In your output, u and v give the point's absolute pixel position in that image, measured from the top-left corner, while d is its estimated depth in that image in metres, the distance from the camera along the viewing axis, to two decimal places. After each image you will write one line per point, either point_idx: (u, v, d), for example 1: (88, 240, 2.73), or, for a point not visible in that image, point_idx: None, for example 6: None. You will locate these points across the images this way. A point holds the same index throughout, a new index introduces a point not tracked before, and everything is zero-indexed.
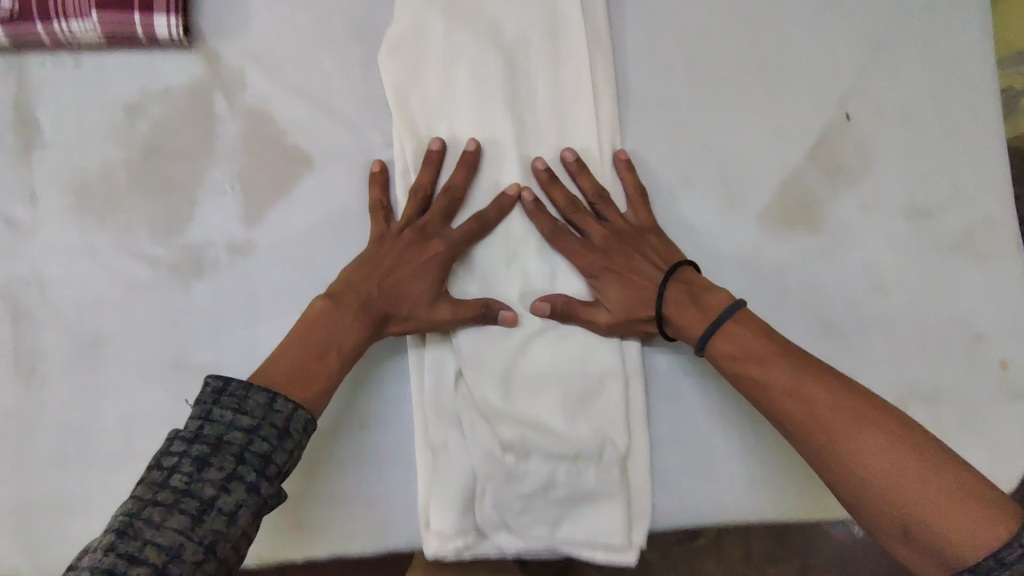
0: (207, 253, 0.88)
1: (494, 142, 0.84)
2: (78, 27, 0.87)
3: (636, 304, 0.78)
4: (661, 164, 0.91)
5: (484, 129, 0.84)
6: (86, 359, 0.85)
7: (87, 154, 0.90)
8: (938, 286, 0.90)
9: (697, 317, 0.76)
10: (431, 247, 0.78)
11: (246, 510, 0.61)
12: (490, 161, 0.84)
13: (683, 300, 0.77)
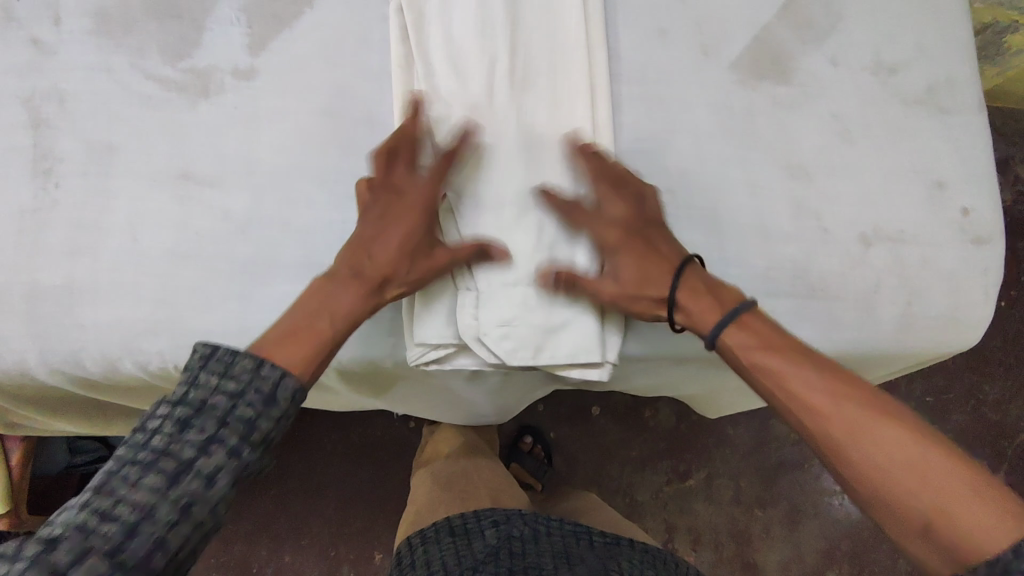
0: (164, 60, 0.61)
1: (480, 35, 0.62)
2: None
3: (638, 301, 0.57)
4: (730, 35, 0.67)
5: (464, 23, 0.62)
6: (39, 60, 0.61)
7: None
8: (908, 162, 0.67)
9: (702, 313, 0.56)
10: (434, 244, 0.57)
11: (223, 480, 0.44)
12: (457, 67, 0.62)
13: (691, 304, 0.57)
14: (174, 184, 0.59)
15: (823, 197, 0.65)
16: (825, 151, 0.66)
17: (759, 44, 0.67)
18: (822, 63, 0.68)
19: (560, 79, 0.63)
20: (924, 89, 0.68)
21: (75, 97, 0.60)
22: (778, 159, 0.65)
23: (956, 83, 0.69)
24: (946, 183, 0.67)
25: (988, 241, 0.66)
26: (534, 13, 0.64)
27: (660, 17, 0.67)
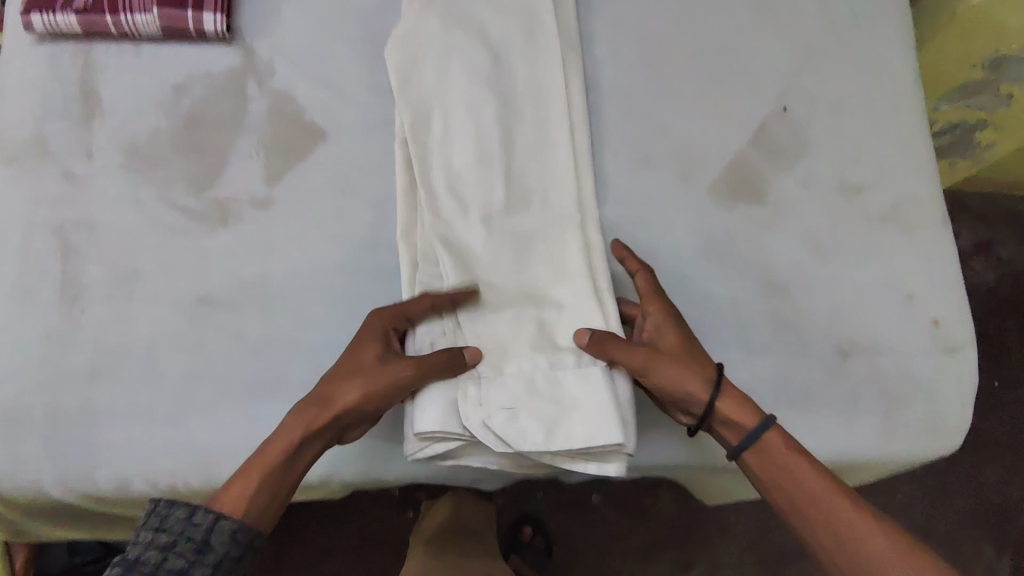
0: (187, 192, 0.66)
1: (477, 164, 0.68)
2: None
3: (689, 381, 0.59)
4: (706, 161, 0.73)
5: (462, 154, 0.68)
6: (70, 190, 0.66)
7: (137, 86, 0.70)
8: (880, 272, 0.72)
9: (746, 407, 0.60)
10: (383, 367, 0.58)
11: None
12: (457, 196, 0.67)
13: (732, 399, 0.60)
14: (192, 310, 0.63)
15: (802, 310, 0.69)
16: (800, 266, 0.71)
17: (734, 167, 0.73)
18: (794, 184, 0.73)
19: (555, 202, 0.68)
20: (892, 207, 0.74)
21: (105, 226, 0.65)
22: (757, 275, 0.70)
23: (920, 200, 0.74)
24: (916, 294, 0.71)
25: (958, 349, 0.70)
26: (526, 144, 0.70)
27: (642, 145, 0.74)
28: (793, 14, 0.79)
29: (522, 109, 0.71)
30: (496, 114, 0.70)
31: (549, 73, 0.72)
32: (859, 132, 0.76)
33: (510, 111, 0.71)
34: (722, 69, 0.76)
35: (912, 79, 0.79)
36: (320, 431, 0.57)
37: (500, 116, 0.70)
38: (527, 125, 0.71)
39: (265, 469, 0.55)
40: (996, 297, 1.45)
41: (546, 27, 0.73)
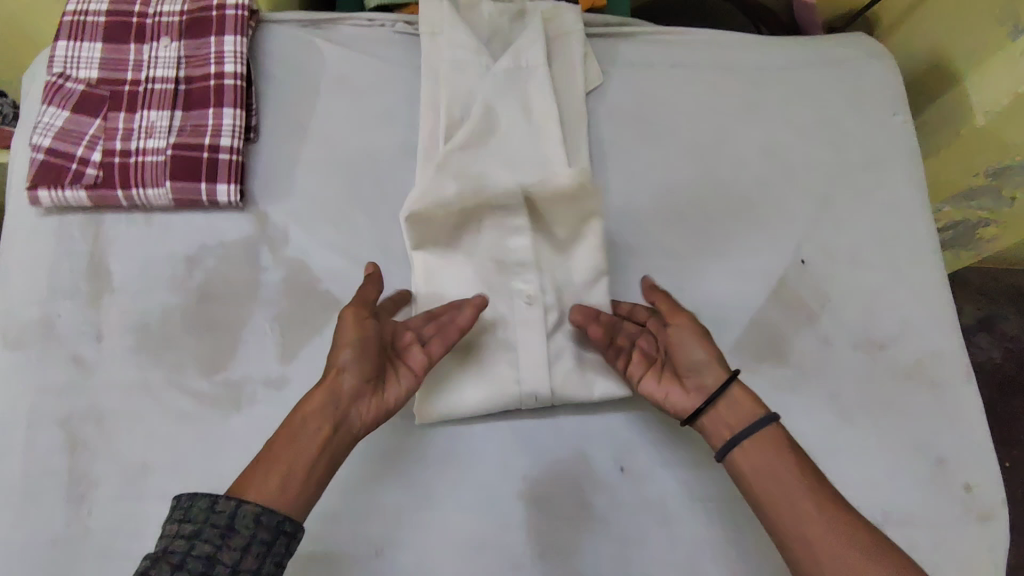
0: (200, 373, 0.65)
1: (501, 344, 0.67)
2: (162, 50, 0.71)
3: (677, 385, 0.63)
4: (728, 321, 0.72)
5: (484, 331, 0.67)
6: (79, 378, 0.64)
7: (147, 258, 0.68)
8: (904, 435, 0.70)
9: (733, 418, 0.60)
10: (382, 356, 0.60)
11: None
12: (487, 378, 0.66)
13: (721, 409, 0.61)
14: None
15: (831, 479, 0.68)
16: (827, 430, 0.70)
17: (756, 327, 0.72)
18: (816, 343, 0.72)
19: (585, 381, 0.67)
20: (914, 364, 0.73)
21: (114, 416, 0.63)
22: (784, 441, 0.69)
23: (943, 357, 0.73)
24: (944, 459, 0.70)
25: (992, 517, 0.68)
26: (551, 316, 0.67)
27: None
28: (807, 164, 0.79)
29: (544, 275, 0.69)
30: (518, 286, 0.68)
31: (569, 231, 0.69)
32: (879, 285, 0.75)
33: (531, 280, 0.68)
34: (739, 223, 0.76)
35: (930, 226, 0.79)
36: (323, 427, 0.55)
37: (522, 287, 0.68)
38: (550, 293, 0.68)
39: (283, 466, 0.53)
40: (1001, 375, 1.42)
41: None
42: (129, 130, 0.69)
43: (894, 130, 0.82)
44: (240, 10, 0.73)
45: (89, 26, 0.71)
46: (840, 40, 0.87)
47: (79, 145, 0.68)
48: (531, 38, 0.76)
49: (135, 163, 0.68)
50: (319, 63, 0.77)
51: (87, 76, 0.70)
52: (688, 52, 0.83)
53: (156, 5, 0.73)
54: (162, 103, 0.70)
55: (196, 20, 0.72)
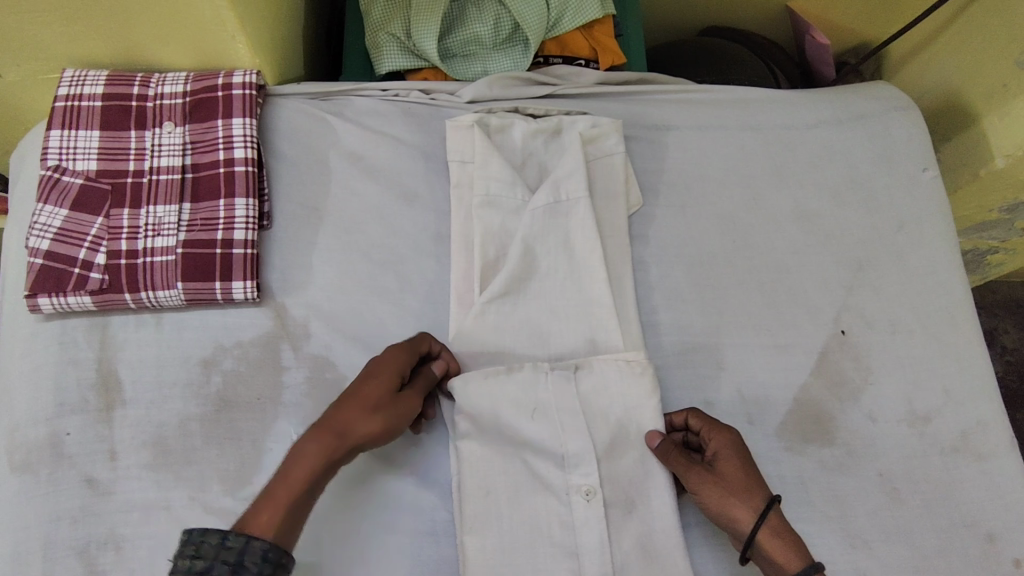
0: (224, 490, 0.60)
1: (562, 545, 0.60)
2: (166, 136, 0.67)
3: (736, 517, 0.59)
4: (771, 401, 0.70)
5: (541, 530, 0.61)
6: (93, 501, 0.59)
7: (159, 363, 0.64)
8: (956, 512, 0.68)
9: (793, 548, 0.58)
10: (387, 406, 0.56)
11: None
12: None
13: (774, 535, 0.58)
14: None
15: (886, 564, 0.66)
16: (877, 510, 0.68)
17: (800, 405, 0.70)
18: (861, 419, 0.71)
19: (636, 482, 0.63)
20: (960, 435, 0.71)
21: (132, 543, 0.58)
22: (836, 525, 0.67)
23: (988, 427, 0.72)
24: (998, 537, 0.68)
25: None
26: (615, 489, 0.62)
27: (705, 387, 0.70)
28: (839, 228, 0.78)
29: (606, 462, 0.62)
30: (578, 482, 0.61)
31: (630, 408, 0.64)
32: (920, 353, 0.74)
33: (593, 473, 0.61)
34: (775, 294, 0.74)
35: (965, 287, 0.78)
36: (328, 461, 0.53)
37: (583, 482, 0.61)
38: (613, 473, 0.62)
39: (288, 500, 0.51)
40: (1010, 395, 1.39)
41: (626, 363, 0.65)
42: (134, 226, 0.64)
43: (922, 188, 0.81)
44: (248, 90, 0.69)
45: (83, 113, 0.66)
46: (860, 94, 0.86)
47: (81, 246, 0.63)
48: (570, 169, 0.71)
49: (143, 263, 0.63)
50: (333, 142, 0.73)
51: (86, 168, 0.65)
52: (712, 113, 0.81)
53: (155, 86, 0.68)
54: (168, 195, 0.65)
55: (200, 103, 0.68)
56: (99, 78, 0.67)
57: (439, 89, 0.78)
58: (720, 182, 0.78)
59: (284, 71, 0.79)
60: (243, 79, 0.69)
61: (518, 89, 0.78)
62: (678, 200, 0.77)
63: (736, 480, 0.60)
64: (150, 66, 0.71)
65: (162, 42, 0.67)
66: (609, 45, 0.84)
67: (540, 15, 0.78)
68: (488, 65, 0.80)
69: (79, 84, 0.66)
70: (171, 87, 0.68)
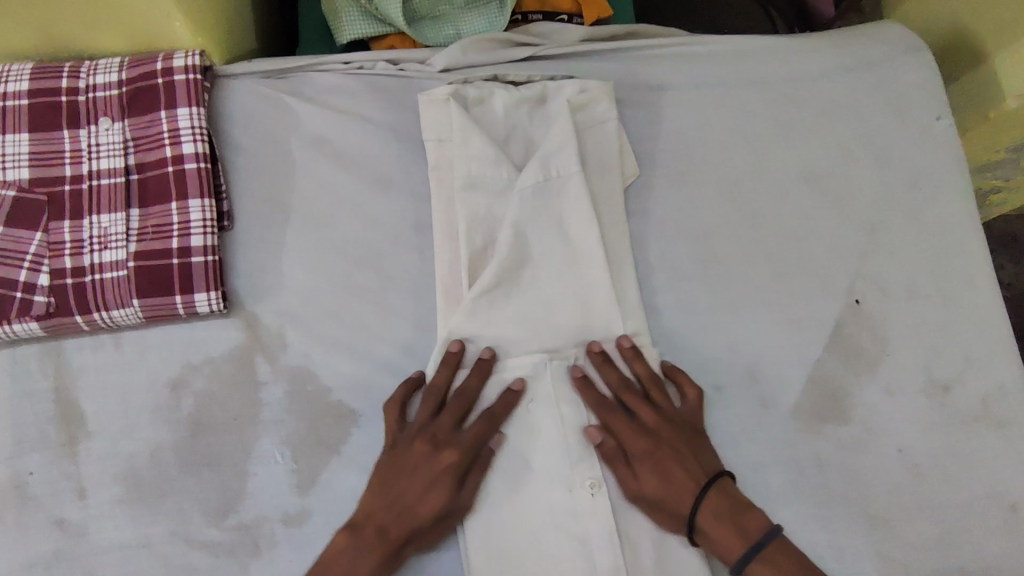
0: (207, 522, 0.56)
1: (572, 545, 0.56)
2: (104, 134, 0.59)
3: (675, 492, 0.55)
4: (784, 381, 0.66)
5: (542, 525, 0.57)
6: (67, 544, 0.55)
7: (123, 389, 0.58)
8: (980, 486, 0.65)
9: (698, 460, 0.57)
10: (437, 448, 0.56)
11: None
12: None
13: (718, 505, 0.55)
14: None
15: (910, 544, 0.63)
16: (898, 488, 0.65)
17: (814, 383, 0.66)
18: (878, 394, 0.67)
19: None
20: (982, 405, 0.68)
21: None
22: (856, 507, 0.64)
23: (1010, 394, 0.68)
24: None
25: None
26: (620, 486, 0.58)
27: (714, 372, 0.66)
28: (850, 188, 0.72)
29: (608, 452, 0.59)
30: (581, 473, 0.58)
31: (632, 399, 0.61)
32: (938, 321, 0.70)
33: (596, 465, 0.58)
34: (784, 266, 0.69)
35: (983, 245, 0.73)
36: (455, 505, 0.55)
37: (587, 474, 0.58)
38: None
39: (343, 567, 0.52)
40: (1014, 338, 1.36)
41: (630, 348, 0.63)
42: (79, 240, 0.57)
43: (936, 140, 0.75)
44: (192, 74, 0.61)
45: (8, 114, 0.58)
46: (866, 38, 0.79)
47: (21, 267, 0.56)
48: (561, 140, 0.64)
49: (92, 282, 0.57)
50: (294, 126, 0.66)
51: (17, 177, 0.58)
52: (709, 69, 0.74)
53: (87, 76, 0.60)
54: (113, 200, 0.58)
55: (139, 94, 0.60)
56: (21, 72, 0.59)
57: (408, 57, 0.70)
58: (721, 145, 0.72)
59: (234, 48, 0.71)
60: (185, 62, 0.61)
61: (496, 51, 0.70)
62: (677, 168, 0.70)
63: (685, 454, 0.58)
64: (79, 51, 0.62)
65: (88, 26, 0.59)
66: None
67: None
68: (461, 27, 0.72)
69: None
70: (104, 77, 0.60)
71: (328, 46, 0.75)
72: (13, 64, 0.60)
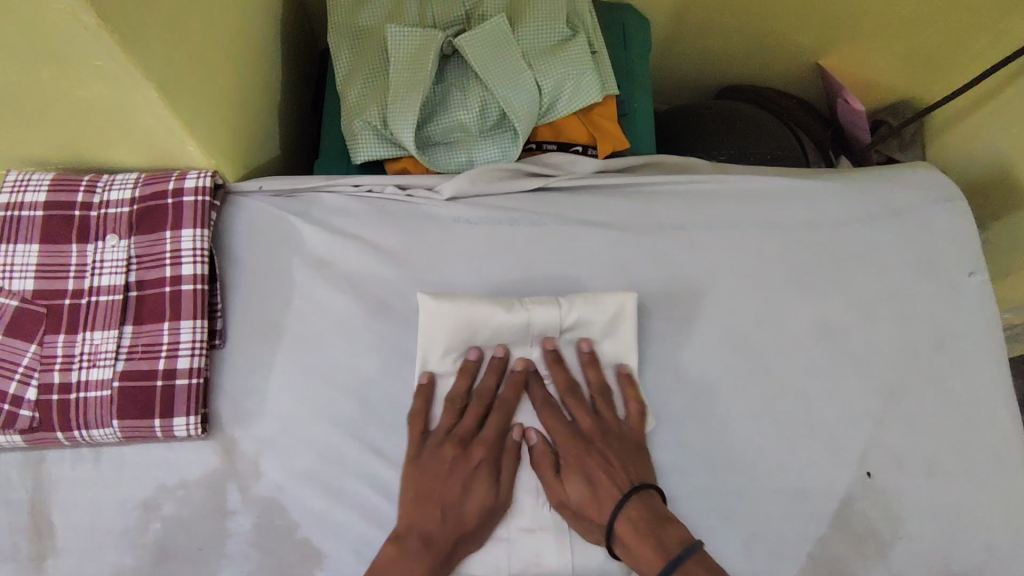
0: None
1: None
2: (110, 251, 0.61)
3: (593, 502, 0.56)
4: (781, 558, 0.62)
5: None
6: None
7: (94, 507, 0.58)
8: None
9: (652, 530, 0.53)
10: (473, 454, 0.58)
11: None
12: None
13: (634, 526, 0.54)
14: None
15: None
16: None
17: (815, 561, 0.62)
18: None
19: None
20: None
21: None
22: None
23: None
24: None
25: None
26: None
27: (706, 539, 0.62)
28: (868, 347, 0.68)
29: None
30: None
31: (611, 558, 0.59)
32: (961, 501, 0.64)
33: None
34: (790, 427, 0.65)
35: (1016, 419, 0.67)
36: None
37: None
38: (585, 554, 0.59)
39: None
40: None
41: None
42: (70, 353, 0.58)
43: (968, 299, 0.71)
44: (201, 195, 0.62)
45: (23, 226, 0.61)
46: (900, 182, 0.75)
47: (11, 378, 0.57)
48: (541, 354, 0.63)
49: (76, 399, 0.57)
50: (295, 251, 0.67)
51: (21, 288, 0.60)
52: (724, 209, 0.72)
53: (101, 192, 0.62)
54: (109, 317, 0.59)
55: (147, 213, 0.62)
56: (39, 187, 0.61)
57: (416, 182, 0.71)
58: (729, 291, 0.69)
59: (254, 160, 0.73)
60: (196, 183, 0.62)
61: (504, 182, 0.70)
62: (681, 314, 0.68)
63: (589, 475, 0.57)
64: (98, 161, 0.64)
65: (107, 143, 0.61)
66: (609, 126, 0.76)
67: (531, 102, 0.70)
68: (473, 154, 0.73)
69: (18, 193, 0.61)
70: (116, 195, 0.62)
71: (346, 162, 0.76)
72: (33, 176, 0.62)
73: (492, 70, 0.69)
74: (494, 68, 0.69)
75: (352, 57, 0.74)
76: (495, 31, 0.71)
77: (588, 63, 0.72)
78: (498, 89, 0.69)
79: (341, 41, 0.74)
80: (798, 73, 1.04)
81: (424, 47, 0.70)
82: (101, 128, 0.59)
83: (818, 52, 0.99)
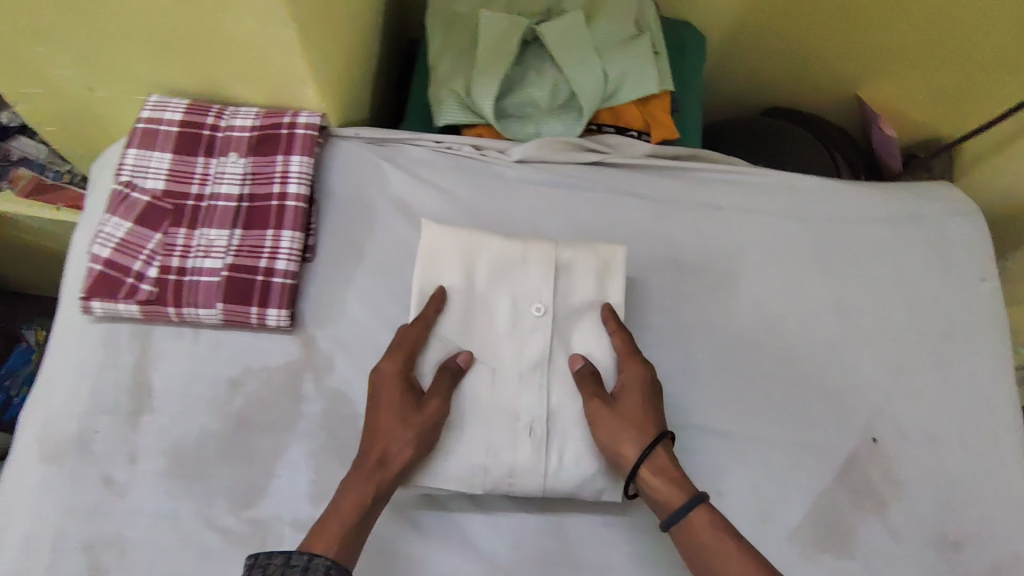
0: (229, 508, 0.63)
1: None
2: (230, 166, 0.72)
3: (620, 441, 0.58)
4: (787, 501, 0.67)
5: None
6: (108, 500, 0.63)
7: (189, 377, 0.67)
8: None
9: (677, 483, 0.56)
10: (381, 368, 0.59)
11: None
12: None
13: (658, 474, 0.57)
14: None
15: None
16: None
17: (818, 508, 0.67)
18: (883, 534, 0.67)
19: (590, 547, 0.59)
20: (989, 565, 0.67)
21: (134, 546, 0.62)
22: None
23: None
24: None
25: None
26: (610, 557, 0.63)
27: (720, 477, 0.68)
28: (881, 330, 0.75)
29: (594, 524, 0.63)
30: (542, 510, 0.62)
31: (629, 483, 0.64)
32: (957, 474, 0.70)
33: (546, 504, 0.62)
34: (803, 390, 0.72)
35: (1014, 409, 0.73)
36: (368, 493, 0.54)
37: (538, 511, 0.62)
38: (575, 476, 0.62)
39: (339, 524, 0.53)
40: None
41: None
42: (188, 245, 0.69)
43: (977, 299, 0.77)
44: (311, 130, 0.73)
45: (160, 137, 0.71)
46: (921, 192, 0.83)
47: (137, 259, 0.68)
48: (540, 284, 0.64)
49: (189, 282, 0.67)
50: (383, 190, 0.77)
51: (154, 187, 0.70)
52: (760, 197, 0.80)
53: (228, 118, 0.73)
54: (223, 219, 0.70)
55: (264, 139, 0.72)
56: (178, 107, 0.72)
57: (490, 146, 0.80)
58: (759, 266, 0.77)
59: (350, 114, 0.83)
60: (307, 120, 0.73)
61: (566, 153, 0.80)
62: (714, 281, 0.76)
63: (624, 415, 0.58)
64: (225, 95, 0.76)
65: (237, 78, 0.72)
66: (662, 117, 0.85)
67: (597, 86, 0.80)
68: (541, 128, 0.83)
69: (160, 110, 0.72)
70: (240, 122, 0.73)
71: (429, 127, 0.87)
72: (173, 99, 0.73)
73: (567, 56, 0.80)
74: (569, 55, 0.80)
75: (445, 37, 0.85)
76: (572, 24, 0.82)
77: (650, 60, 0.82)
78: (570, 72, 0.80)
79: (438, 23, 0.86)
80: (838, 103, 1.14)
81: (509, 31, 0.81)
82: (239, 64, 0.70)
83: (858, 84, 1.09)
